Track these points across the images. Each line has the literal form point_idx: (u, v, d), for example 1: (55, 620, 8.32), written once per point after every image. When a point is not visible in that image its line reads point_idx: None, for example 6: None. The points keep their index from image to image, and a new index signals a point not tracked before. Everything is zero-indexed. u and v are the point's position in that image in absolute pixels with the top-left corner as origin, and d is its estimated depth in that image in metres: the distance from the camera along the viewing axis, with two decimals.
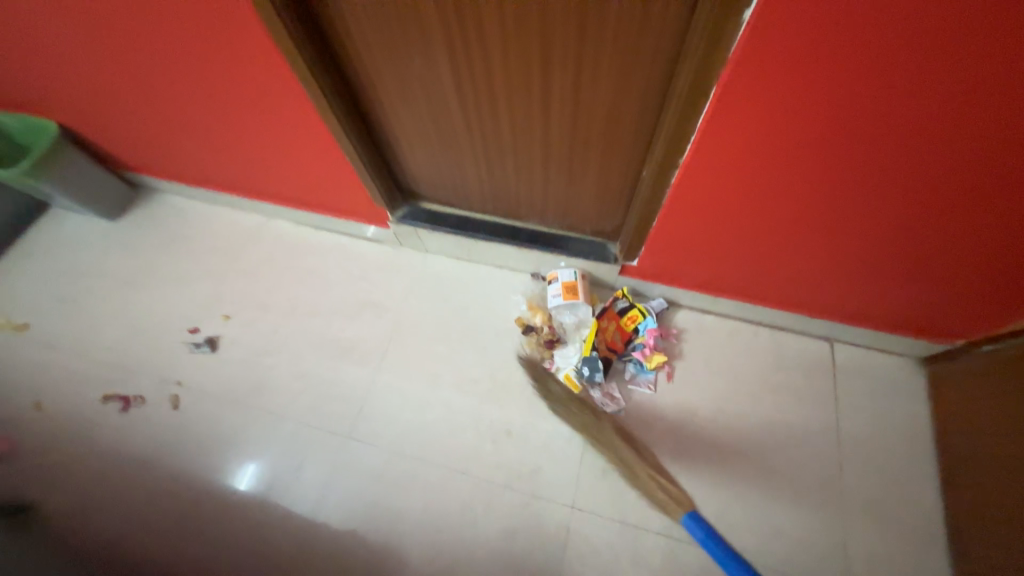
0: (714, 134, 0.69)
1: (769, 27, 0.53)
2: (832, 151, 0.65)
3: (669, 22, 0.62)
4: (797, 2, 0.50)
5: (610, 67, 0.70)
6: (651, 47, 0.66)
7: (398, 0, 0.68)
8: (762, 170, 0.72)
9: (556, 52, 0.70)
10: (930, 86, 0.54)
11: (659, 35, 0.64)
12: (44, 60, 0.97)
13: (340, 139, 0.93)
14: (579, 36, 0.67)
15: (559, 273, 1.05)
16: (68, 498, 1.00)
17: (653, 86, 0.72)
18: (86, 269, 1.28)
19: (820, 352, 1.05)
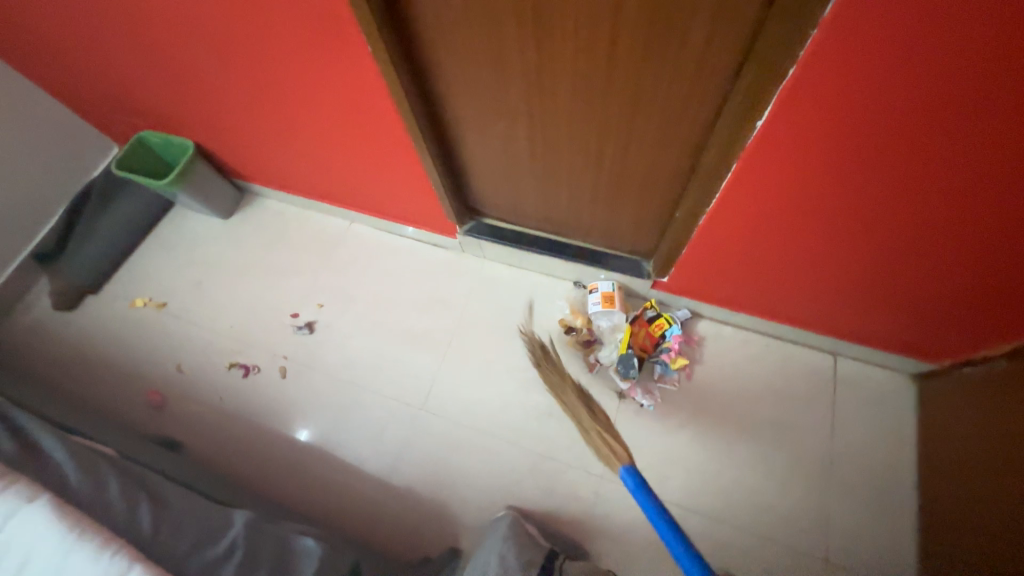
0: (736, 194, 0.86)
1: (781, 129, 0.71)
2: (831, 215, 0.82)
3: (703, 109, 0.79)
4: (802, 115, 0.67)
5: (653, 136, 0.88)
6: (687, 124, 0.83)
7: (493, 78, 0.89)
8: (775, 223, 0.88)
9: (612, 123, 0.89)
10: (906, 178, 0.70)
11: (695, 117, 0.81)
12: (203, 98, 1.24)
13: (428, 169, 1.15)
14: (631, 114, 0.85)
15: (599, 285, 1.25)
16: (206, 441, 1.29)
17: (687, 151, 0.89)
18: (208, 259, 1.57)
19: (825, 364, 1.21)
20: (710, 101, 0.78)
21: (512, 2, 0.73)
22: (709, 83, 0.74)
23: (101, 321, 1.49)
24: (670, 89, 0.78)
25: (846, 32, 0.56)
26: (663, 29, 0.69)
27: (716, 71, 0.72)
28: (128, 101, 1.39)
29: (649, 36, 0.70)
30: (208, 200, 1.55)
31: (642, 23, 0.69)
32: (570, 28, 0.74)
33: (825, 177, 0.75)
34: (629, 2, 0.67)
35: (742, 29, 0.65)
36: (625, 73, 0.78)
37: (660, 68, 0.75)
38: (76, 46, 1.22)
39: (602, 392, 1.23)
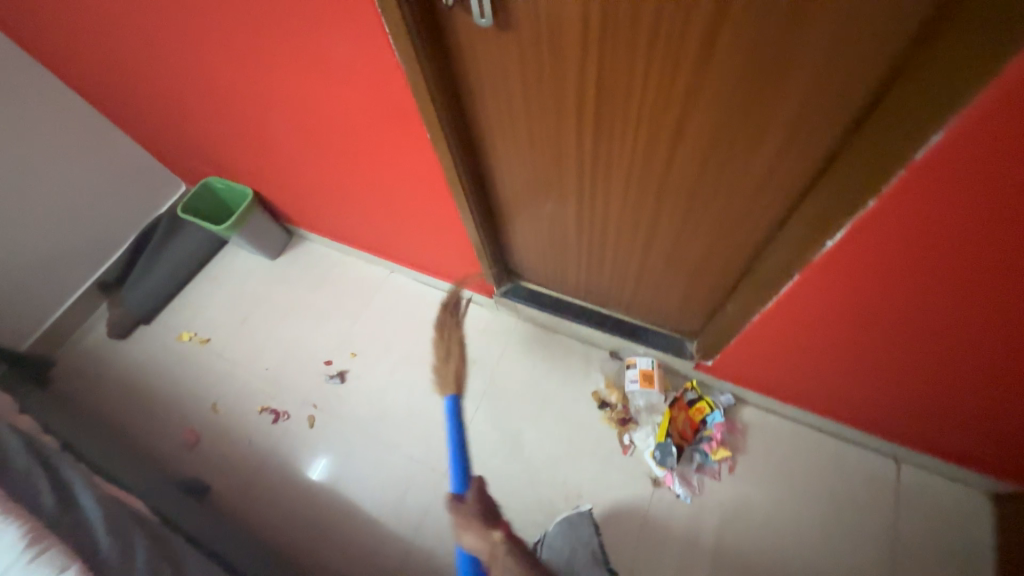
0: (796, 300, 0.82)
1: (852, 250, 0.67)
2: (904, 334, 0.76)
3: (769, 214, 0.75)
4: (879, 240, 0.64)
5: (710, 233, 0.85)
6: (748, 227, 0.80)
7: (546, 173, 0.88)
8: (839, 332, 0.83)
9: (666, 219, 0.86)
10: (996, 316, 0.65)
11: (759, 219, 0.77)
12: (264, 156, 1.31)
13: (473, 242, 1.14)
14: (687, 213, 0.82)
15: (638, 360, 1.21)
16: (231, 486, 1.29)
17: (745, 249, 0.85)
18: (252, 299, 1.62)
19: (886, 470, 1.09)
20: (778, 207, 0.74)
21: (574, 105, 0.70)
22: (777, 191, 0.71)
23: (149, 352, 1.55)
24: (735, 192, 0.74)
25: (940, 173, 0.53)
26: (732, 140, 0.66)
27: (788, 181, 0.68)
28: (196, 151, 1.49)
29: (715, 150, 0.68)
30: (259, 242, 1.62)
31: (711, 134, 0.66)
32: (634, 132, 0.71)
33: (902, 294, 0.69)
34: (696, 120, 0.65)
35: (823, 147, 0.62)
36: (686, 174, 0.75)
37: (727, 174, 0.71)
38: (155, 104, 1.32)
39: (635, 475, 1.16)
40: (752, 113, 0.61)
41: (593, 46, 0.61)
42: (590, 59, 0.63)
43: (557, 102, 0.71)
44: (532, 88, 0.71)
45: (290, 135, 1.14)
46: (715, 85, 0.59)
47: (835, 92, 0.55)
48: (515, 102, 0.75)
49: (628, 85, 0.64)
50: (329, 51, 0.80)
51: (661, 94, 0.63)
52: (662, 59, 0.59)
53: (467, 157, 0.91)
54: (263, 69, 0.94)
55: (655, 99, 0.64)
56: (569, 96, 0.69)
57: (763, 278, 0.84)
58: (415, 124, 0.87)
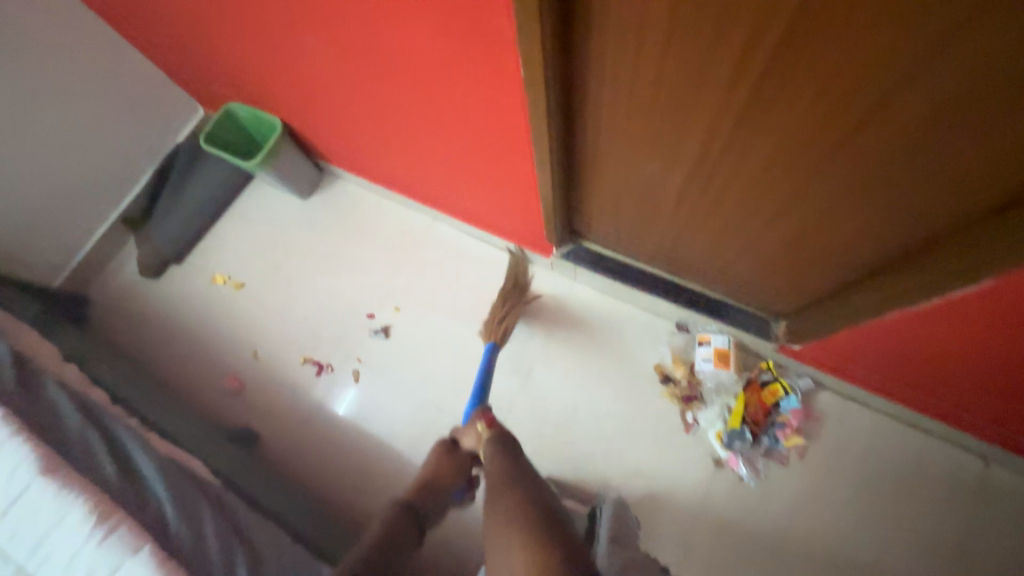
0: (960, 307, 0.71)
1: None
2: None
3: (965, 210, 0.60)
4: None
5: (858, 227, 0.70)
6: (919, 224, 0.66)
7: (661, 138, 0.71)
8: (997, 344, 0.74)
9: (804, 208, 0.71)
10: None
11: (945, 214, 0.62)
12: (297, 83, 1.13)
13: (546, 204, 0.99)
14: (837, 205, 0.67)
15: (712, 338, 1.11)
16: (279, 436, 1.29)
17: (900, 246, 0.71)
18: (286, 243, 1.52)
19: (971, 469, 1.03)
20: (983, 204, 0.58)
21: (736, 65, 0.53)
22: (996, 187, 0.55)
23: (183, 294, 1.49)
24: (926, 184, 0.58)
25: None
26: (958, 128, 0.49)
27: (1022, 176, 0.52)
28: (218, 71, 1.29)
29: (923, 139, 0.52)
30: (290, 180, 1.47)
31: (928, 118, 0.50)
32: (803, 106, 0.54)
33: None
34: (914, 101, 0.48)
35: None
36: (861, 162, 0.58)
37: (928, 163, 0.55)
38: (169, 11, 1.10)
39: (697, 455, 1.11)
40: (1023, 91, 0.43)
41: None
42: (779, 13, 0.45)
43: (710, 59, 0.54)
44: (679, 38, 0.53)
45: (332, 60, 0.95)
46: (980, 53, 0.42)
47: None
48: (648, 52, 0.57)
49: (828, 45, 0.46)
50: None
51: (878, 60, 0.46)
52: (907, 12, 0.41)
53: (567, 108, 0.74)
54: None
55: (867, 64, 0.47)
56: (730, 52, 0.52)
57: (925, 277, 0.70)
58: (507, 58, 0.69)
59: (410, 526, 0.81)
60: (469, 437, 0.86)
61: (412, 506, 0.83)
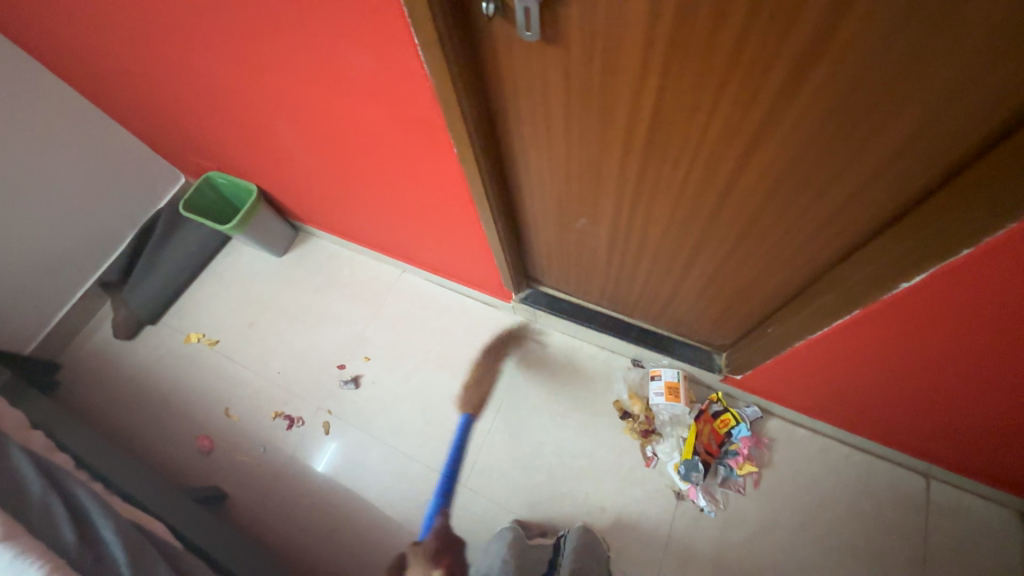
0: (848, 335, 0.79)
1: (923, 295, 0.65)
2: (962, 374, 0.74)
3: (833, 244, 0.70)
4: (953, 288, 0.61)
5: (759, 262, 0.81)
6: (804, 258, 0.76)
7: (582, 192, 0.82)
8: (889, 365, 0.81)
9: (713, 244, 0.81)
10: None
11: (823, 248, 0.72)
12: (270, 155, 1.24)
13: (496, 253, 1.08)
14: (737, 240, 0.78)
15: (663, 372, 1.17)
16: (248, 495, 1.28)
17: (796, 278, 0.81)
18: (261, 299, 1.58)
19: (915, 487, 1.08)
20: (848, 238, 0.68)
21: (624, 127, 0.65)
22: (853, 222, 0.65)
23: (157, 355, 1.52)
24: (800, 221, 0.68)
25: None
26: (804, 173, 0.60)
27: (869, 212, 0.63)
28: (197, 146, 1.41)
29: (781, 183, 0.63)
30: (265, 240, 1.56)
31: (780, 166, 0.61)
32: (686, 158, 0.66)
33: (976, 332, 0.66)
34: (764, 152, 0.60)
35: (916, 180, 0.56)
36: (744, 202, 0.69)
37: (794, 205, 0.66)
38: (152, 97, 1.23)
39: (658, 489, 1.14)
40: (843, 142, 0.55)
41: (656, 69, 0.55)
42: (648, 85, 0.57)
43: (604, 126, 0.66)
44: (577, 109, 0.65)
45: (299, 137, 1.07)
46: (800, 114, 0.53)
47: (949, 125, 0.49)
48: (555, 122, 0.69)
49: (688, 112, 0.59)
50: (349, 54, 0.73)
51: (731, 121, 0.58)
52: (735, 85, 0.53)
53: (497, 172, 0.85)
54: (273, 67, 0.85)
55: (721, 125, 0.59)
56: (619, 118, 0.64)
57: (821, 306, 0.79)
58: (442, 135, 0.80)
59: None
60: None
61: None
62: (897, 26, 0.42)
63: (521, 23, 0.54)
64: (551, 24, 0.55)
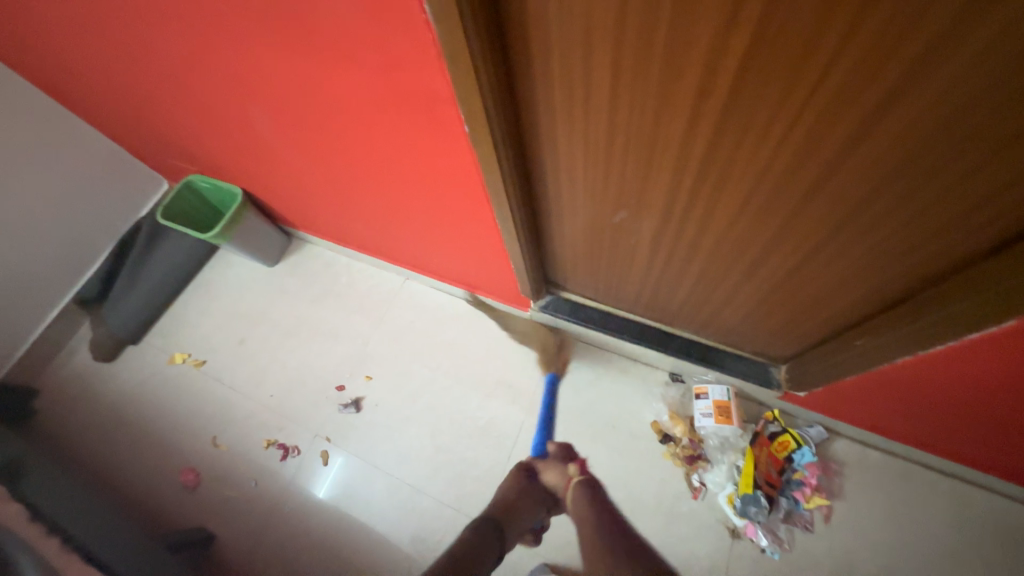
0: (969, 354, 0.62)
1: None
2: None
3: (967, 245, 0.53)
4: None
5: (850, 266, 0.64)
6: (918, 261, 0.59)
7: (627, 181, 0.66)
8: (1021, 390, 0.64)
9: (789, 245, 0.65)
10: None
11: (948, 250, 0.55)
12: (253, 152, 1.09)
13: (514, 255, 0.92)
14: (827, 241, 0.61)
15: (710, 389, 1.01)
16: (238, 536, 1.13)
17: (901, 285, 0.64)
18: (252, 314, 1.43)
19: (1017, 519, 0.91)
20: (994, 236, 0.51)
21: (693, 97, 0.49)
22: (1005, 217, 0.48)
23: (139, 378, 1.37)
24: (921, 218, 0.52)
25: None
26: (951, 152, 0.44)
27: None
28: (176, 146, 1.27)
29: (910, 167, 0.46)
30: (253, 248, 1.42)
31: (914, 145, 0.44)
32: (773, 139, 0.50)
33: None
34: (895, 125, 0.43)
35: None
36: (848, 191, 0.52)
37: (922, 195, 0.49)
38: (119, 92, 1.08)
39: (708, 526, 0.98)
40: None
41: (754, 4, 0.38)
42: (737, 34, 0.41)
43: (665, 92, 0.49)
44: (628, 70, 0.49)
45: (283, 129, 0.92)
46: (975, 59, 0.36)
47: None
48: (596, 90, 0.53)
49: (790, 70, 0.42)
50: (328, 10, 0.57)
51: (852, 84, 0.41)
52: (870, 28, 0.36)
53: (516, 160, 0.70)
54: (241, 38, 0.70)
55: (835, 90, 0.42)
56: (687, 83, 0.47)
57: (936, 319, 0.62)
58: (447, 112, 0.64)
59: (485, 539, 0.72)
60: (552, 472, 0.83)
61: (494, 518, 0.75)
62: None
63: None
64: None
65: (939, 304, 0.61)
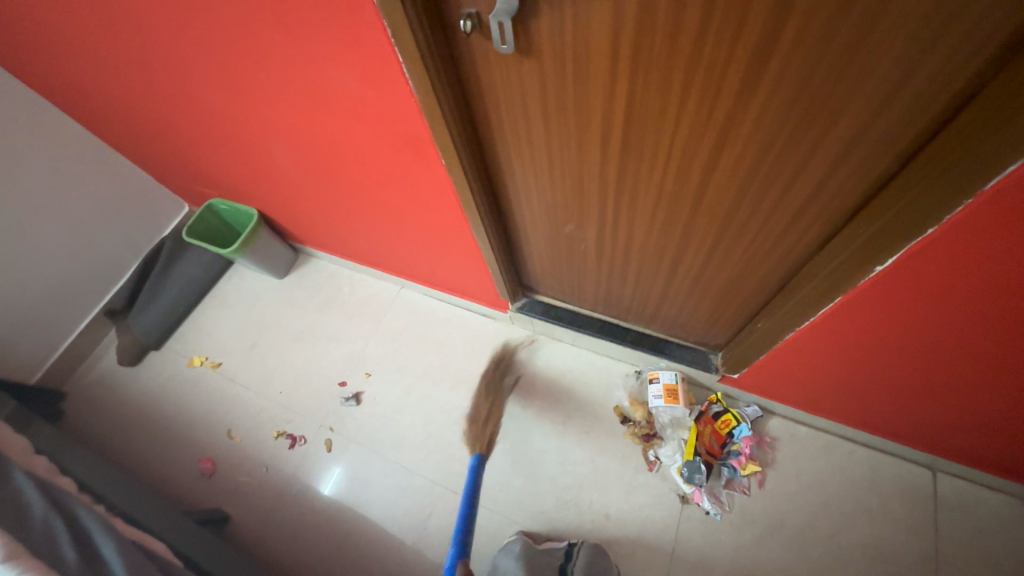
0: (829, 326, 0.80)
1: (894, 280, 0.65)
2: (947, 359, 0.74)
3: (806, 237, 0.72)
4: (925, 271, 0.62)
5: (739, 257, 0.82)
6: (783, 251, 0.77)
7: (567, 197, 0.85)
8: (877, 355, 0.81)
9: (694, 241, 0.83)
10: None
11: (798, 240, 0.73)
12: (267, 179, 1.28)
13: (490, 263, 1.10)
14: (717, 236, 0.79)
15: (661, 375, 1.17)
16: (252, 515, 1.28)
17: (779, 272, 0.82)
18: (263, 321, 1.60)
19: (920, 480, 1.06)
20: (820, 229, 0.70)
21: (600, 131, 0.68)
22: (821, 214, 0.67)
23: (161, 380, 1.53)
24: (773, 216, 0.71)
25: (993, 209, 0.51)
26: (772, 168, 0.63)
27: (836, 203, 0.64)
28: (199, 174, 1.46)
29: (751, 176, 0.65)
30: (266, 262, 1.59)
31: (747, 161, 0.63)
32: (661, 158, 0.69)
33: (968, 318, 0.65)
34: (731, 145, 0.62)
35: (875, 170, 0.58)
36: (721, 195, 0.71)
37: (765, 198, 0.68)
38: (155, 130, 1.28)
39: (662, 494, 1.13)
40: (802, 135, 0.57)
41: (622, 72, 0.58)
42: (618, 91, 0.61)
43: (581, 127, 0.68)
44: (553, 113, 0.68)
45: (295, 161, 1.11)
46: (768, 94, 0.54)
47: (908, 104, 0.50)
48: (535, 130, 0.72)
49: (658, 112, 0.62)
50: (335, 75, 0.76)
51: (697, 121, 0.61)
52: (694, 87, 0.56)
53: (484, 183, 0.89)
54: (267, 92, 0.89)
55: (687, 124, 0.62)
56: (594, 122, 0.67)
57: (802, 300, 0.80)
58: (429, 149, 0.83)
59: None
60: None
61: None
62: (836, 24, 0.45)
63: (496, 38, 0.57)
64: (525, 39, 0.59)
65: (801, 285, 0.79)
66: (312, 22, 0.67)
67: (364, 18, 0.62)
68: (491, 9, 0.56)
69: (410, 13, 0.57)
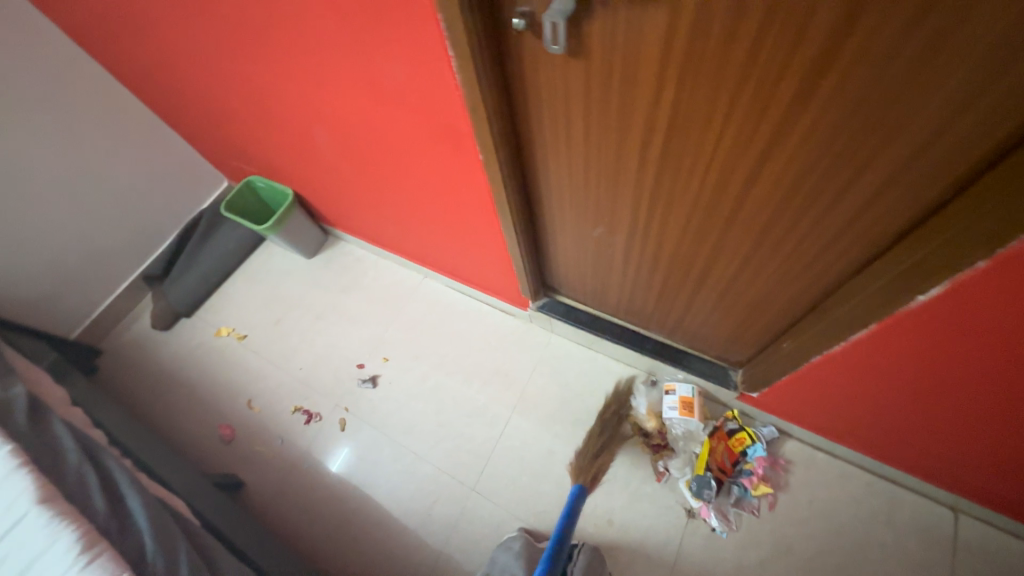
0: (860, 353, 0.78)
1: (936, 311, 0.63)
2: (984, 398, 0.71)
3: (844, 260, 0.70)
4: (970, 305, 0.59)
5: (770, 275, 0.81)
6: (817, 272, 0.75)
7: (600, 200, 0.85)
8: (909, 388, 0.78)
9: (726, 254, 0.82)
10: None
11: (835, 262, 0.71)
12: (306, 161, 1.32)
13: (515, 259, 1.11)
14: (750, 250, 0.78)
15: (677, 386, 1.15)
16: (264, 484, 1.32)
17: (811, 293, 0.80)
18: (289, 298, 1.65)
19: (941, 521, 1.02)
20: (861, 253, 0.68)
21: (641, 136, 0.68)
22: (862, 237, 0.65)
23: (190, 346, 1.59)
24: (811, 235, 0.69)
25: None
26: (816, 185, 0.61)
27: (880, 227, 0.62)
28: (242, 151, 1.51)
29: (792, 192, 0.64)
30: (297, 242, 1.64)
31: (790, 176, 0.62)
32: (700, 167, 0.68)
33: (1013, 359, 0.62)
34: (775, 159, 0.61)
35: (925, 196, 0.56)
36: (759, 209, 0.69)
37: (805, 216, 0.66)
38: (204, 105, 1.33)
39: (668, 505, 1.12)
40: (852, 154, 0.55)
41: (671, 78, 0.57)
42: (664, 97, 0.60)
43: (623, 130, 0.68)
44: (596, 115, 0.68)
45: (335, 146, 1.14)
46: (821, 108, 0.52)
47: (970, 130, 0.48)
48: (576, 131, 0.72)
49: (703, 121, 0.61)
50: (383, 63, 0.78)
51: (743, 133, 0.60)
52: (743, 98, 0.55)
53: (518, 180, 0.89)
54: (315, 76, 0.92)
55: (731, 134, 0.61)
56: (635, 127, 0.67)
57: (832, 324, 0.78)
58: (467, 142, 0.84)
59: None
60: None
61: None
62: (900, 43, 0.44)
63: (547, 37, 0.58)
64: (576, 39, 0.59)
65: (833, 309, 0.77)
66: (367, 11, 0.69)
67: (417, 10, 0.64)
68: (546, 9, 0.56)
69: (464, 8, 0.58)
